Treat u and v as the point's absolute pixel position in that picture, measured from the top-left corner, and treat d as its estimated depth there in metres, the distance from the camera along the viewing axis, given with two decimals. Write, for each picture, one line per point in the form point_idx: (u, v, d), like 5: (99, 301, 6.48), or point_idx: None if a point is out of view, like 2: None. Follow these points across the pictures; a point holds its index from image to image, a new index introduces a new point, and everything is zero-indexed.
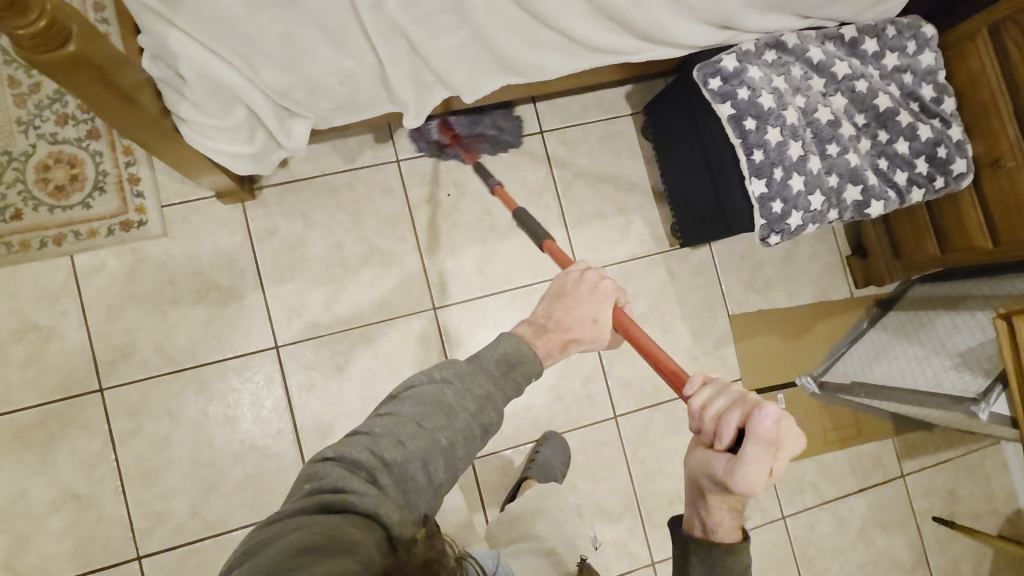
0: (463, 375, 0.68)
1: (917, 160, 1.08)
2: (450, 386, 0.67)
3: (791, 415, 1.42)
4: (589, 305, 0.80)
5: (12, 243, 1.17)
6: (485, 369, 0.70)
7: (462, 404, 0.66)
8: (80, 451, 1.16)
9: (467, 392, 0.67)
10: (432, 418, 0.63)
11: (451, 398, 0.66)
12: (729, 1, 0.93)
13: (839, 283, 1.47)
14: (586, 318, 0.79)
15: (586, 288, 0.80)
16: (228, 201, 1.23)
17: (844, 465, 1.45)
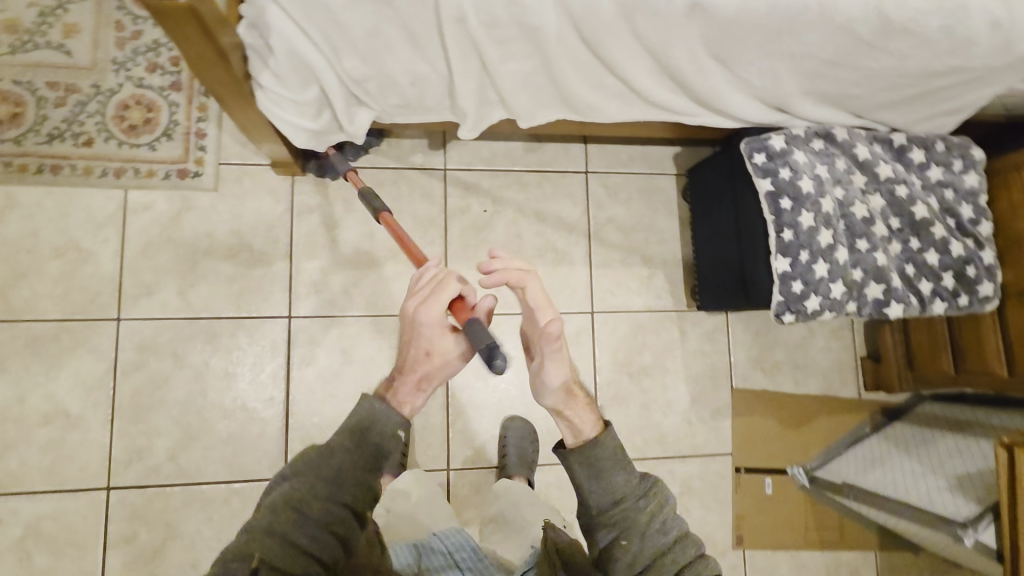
0: (313, 462, 0.67)
1: (944, 273, 1.09)
2: (299, 480, 0.65)
3: (775, 503, 1.40)
4: (418, 336, 0.72)
5: (76, 167, 1.24)
6: (336, 447, 0.68)
7: (320, 498, 0.65)
8: (83, 372, 1.20)
9: (321, 479, 0.66)
10: (282, 519, 0.62)
11: (300, 493, 0.64)
12: (788, 86, 0.97)
13: (848, 382, 1.46)
14: (421, 351, 0.72)
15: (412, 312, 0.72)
16: (281, 172, 1.30)
17: (820, 567, 1.41)
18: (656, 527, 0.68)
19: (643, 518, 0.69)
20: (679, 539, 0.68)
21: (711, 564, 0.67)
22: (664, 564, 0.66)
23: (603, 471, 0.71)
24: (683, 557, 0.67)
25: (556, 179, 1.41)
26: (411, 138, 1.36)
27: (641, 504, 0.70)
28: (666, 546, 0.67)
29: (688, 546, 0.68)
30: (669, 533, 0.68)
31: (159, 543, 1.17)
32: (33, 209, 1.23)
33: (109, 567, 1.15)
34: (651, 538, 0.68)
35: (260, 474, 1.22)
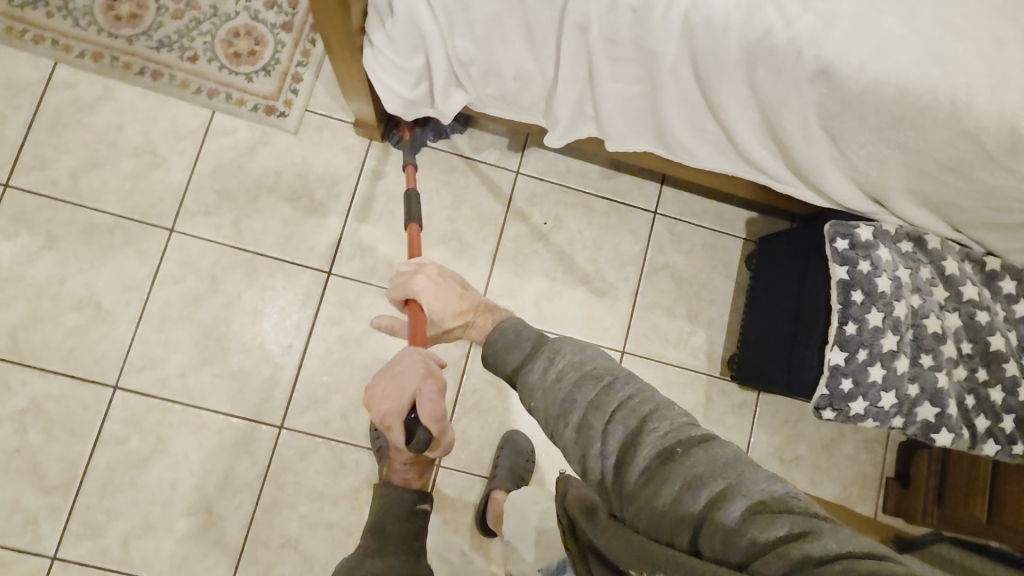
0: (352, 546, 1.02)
1: (1006, 415, 1.01)
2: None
3: None
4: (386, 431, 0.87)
5: (175, 78, 1.28)
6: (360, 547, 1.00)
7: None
8: (125, 270, 1.23)
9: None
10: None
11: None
12: (892, 178, 0.92)
13: (866, 499, 1.38)
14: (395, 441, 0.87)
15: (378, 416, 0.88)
16: (361, 133, 1.31)
17: None
18: (553, 381, 0.71)
19: (539, 377, 0.72)
20: (574, 381, 0.70)
21: (614, 389, 0.68)
22: (569, 415, 0.69)
23: (495, 346, 0.78)
24: (585, 397, 0.69)
25: (623, 211, 1.38)
26: (493, 134, 1.35)
27: (534, 365, 0.73)
28: (567, 396, 0.69)
29: (587, 385, 0.69)
30: (565, 382, 0.70)
31: (147, 453, 1.18)
32: (125, 106, 1.27)
33: (94, 462, 1.17)
34: (552, 396, 0.70)
35: (259, 416, 1.22)
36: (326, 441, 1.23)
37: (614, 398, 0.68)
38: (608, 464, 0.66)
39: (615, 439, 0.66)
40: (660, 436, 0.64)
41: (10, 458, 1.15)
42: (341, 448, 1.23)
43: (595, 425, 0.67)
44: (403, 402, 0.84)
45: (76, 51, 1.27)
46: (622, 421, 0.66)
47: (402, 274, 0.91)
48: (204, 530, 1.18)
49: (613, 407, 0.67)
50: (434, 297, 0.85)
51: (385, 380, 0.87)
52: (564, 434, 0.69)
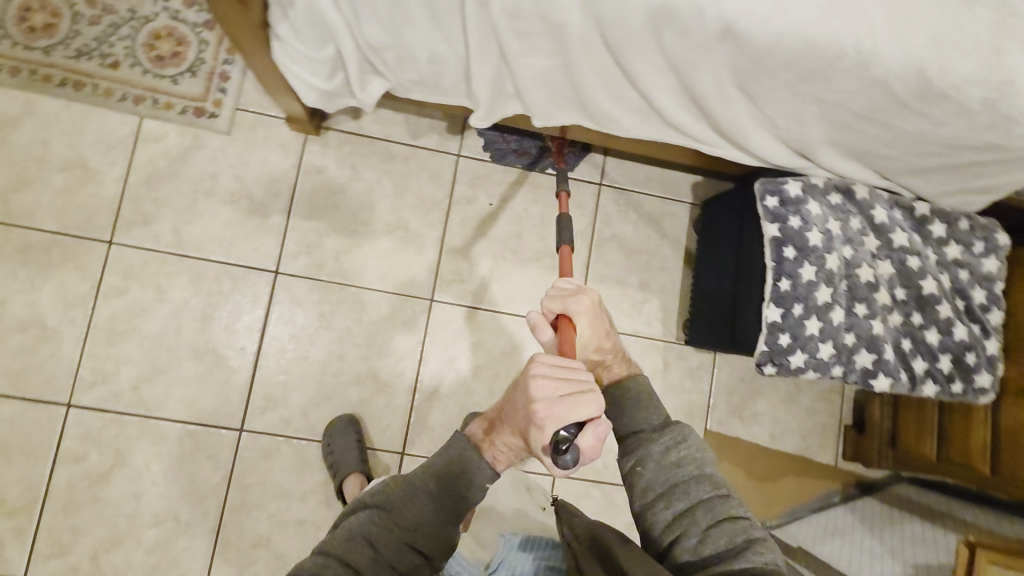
0: (411, 480, 0.71)
1: (942, 355, 1.04)
2: (380, 514, 0.69)
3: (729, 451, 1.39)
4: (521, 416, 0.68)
5: (99, 87, 1.25)
6: (424, 488, 0.70)
7: (396, 538, 0.68)
8: (67, 287, 1.21)
9: (403, 523, 0.68)
10: (358, 555, 0.66)
11: (375, 528, 0.68)
12: (812, 132, 0.93)
13: (826, 447, 1.42)
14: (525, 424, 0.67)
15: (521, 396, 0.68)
16: (295, 128, 1.29)
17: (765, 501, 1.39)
18: (669, 465, 0.72)
19: (659, 453, 0.73)
20: (695, 476, 0.71)
21: (732, 502, 0.70)
22: (675, 497, 0.70)
23: (620, 406, 0.78)
24: (699, 493, 0.70)
25: (568, 185, 1.38)
26: (430, 118, 1.34)
27: (659, 443, 0.74)
28: (681, 484, 0.71)
29: (706, 484, 0.71)
30: (685, 471, 0.72)
31: (108, 468, 1.18)
32: (49, 120, 1.24)
33: (55, 481, 1.16)
34: (667, 475, 0.72)
35: (218, 421, 1.22)
36: (287, 439, 1.24)
37: (728, 511, 0.69)
38: (694, 559, 0.66)
39: (714, 543, 0.66)
40: (756, 560, 0.64)
41: None
42: (303, 445, 1.24)
43: (699, 521, 0.68)
44: (576, 401, 0.65)
45: None
46: (728, 531, 0.67)
47: (564, 287, 0.83)
48: (174, 538, 1.18)
49: (722, 514, 0.69)
50: (590, 324, 0.81)
51: (561, 375, 0.67)
52: (661, 510, 0.70)
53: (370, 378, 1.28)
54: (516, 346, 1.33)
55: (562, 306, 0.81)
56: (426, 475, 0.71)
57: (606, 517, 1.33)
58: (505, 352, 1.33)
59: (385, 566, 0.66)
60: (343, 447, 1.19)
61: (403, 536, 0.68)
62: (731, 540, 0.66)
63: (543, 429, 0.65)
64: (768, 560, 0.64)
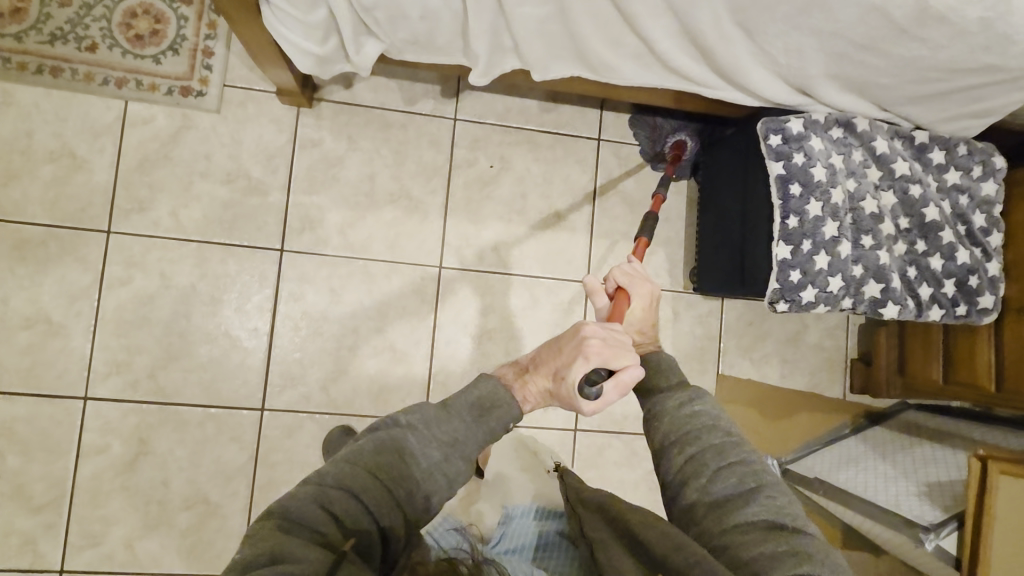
0: (446, 405, 0.69)
1: (946, 280, 1.06)
2: (413, 433, 0.65)
3: (743, 394, 1.43)
4: (565, 353, 0.74)
5: (78, 71, 1.21)
6: (459, 413, 0.69)
7: (427, 458, 0.65)
8: (68, 281, 1.19)
9: (437, 446, 0.65)
10: (389, 469, 0.62)
11: (411, 445, 0.65)
12: (813, 67, 0.93)
13: (834, 382, 1.46)
14: (568, 358, 0.73)
15: (569, 336, 0.76)
16: (287, 101, 1.26)
17: (781, 438, 1.43)
18: (684, 416, 0.72)
19: (675, 406, 0.74)
20: (710, 424, 0.71)
21: (743, 447, 0.68)
22: (689, 443, 0.69)
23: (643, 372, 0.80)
24: (711, 438, 0.69)
25: (568, 142, 1.38)
26: (423, 83, 1.32)
27: (674, 398, 0.75)
28: (693, 431, 0.70)
29: (719, 432, 0.70)
30: (698, 420, 0.71)
31: (131, 457, 1.18)
32: (30, 110, 1.20)
33: (80, 475, 1.16)
34: (681, 424, 0.71)
35: (238, 403, 1.22)
36: (309, 415, 1.25)
37: (743, 455, 0.67)
38: (704, 499, 0.65)
39: (723, 484, 0.65)
40: (772, 508, 0.62)
41: None
42: (326, 419, 1.25)
43: (708, 463, 0.67)
44: (619, 351, 0.72)
45: None
46: (738, 473, 0.65)
47: (634, 269, 0.90)
48: (206, 520, 1.19)
49: (734, 457, 0.67)
50: (644, 307, 0.87)
51: (611, 329, 0.75)
52: (674, 457, 0.69)
53: (387, 349, 1.29)
54: (528, 306, 1.34)
55: (625, 281, 0.88)
56: (462, 402, 0.70)
57: (628, 466, 1.36)
58: (518, 312, 1.34)
59: (415, 484, 0.63)
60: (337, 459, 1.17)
61: (437, 457, 0.65)
62: (742, 482, 0.64)
63: (586, 362, 0.71)
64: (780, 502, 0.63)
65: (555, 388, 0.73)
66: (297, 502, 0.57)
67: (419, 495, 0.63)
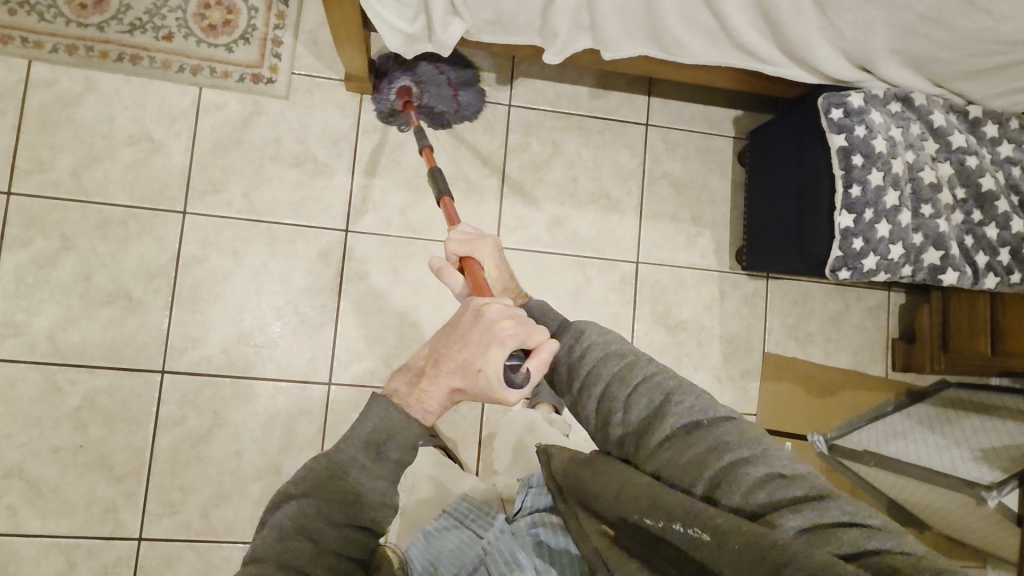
0: (332, 456, 0.69)
1: (1001, 249, 1.10)
2: (308, 503, 0.66)
3: (788, 373, 1.46)
4: (470, 346, 0.70)
5: (155, 59, 1.27)
6: (353, 460, 0.69)
7: (330, 522, 0.67)
8: (147, 258, 1.24)
9: (335, 505, 0.67)
10: (297, 550, 0.64)
11: (308, 517, 0.66)
12: (877, 40, 0.97)
13: (877, 360, 1.49)
14: (476, 348, 0.69)
15: (466, 325, 0.71)
16: (351, 88, 1.32)
17: (826, 416, 1.47)
18: (577, 357, 0.76)
19: (569, 355, 0.77)
20: (603, 357, 0.74)
21: (639, 365, 0.72)
22: (595, 385, 0.73)
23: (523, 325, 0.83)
24: (609, 371, 0.73)
25: (617, 127, 1.43)
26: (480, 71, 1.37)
27: (564, 343, 0.78)
28: (592, 369, 0.74)
29: (614, 359, 0.73)
30: (593, 357, 0.74)
31: (206, 428, 1.22)
32: (111, 96, 1.26)
33: (158, 445, 1.21)
34: (581, 369, 0.74)
35: (307, 377, 1.27)
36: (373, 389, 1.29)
37: (643, 375, 0.71)
38: (629, 431, 0.69)
39: (638, 408, 0.69)
40: (687, 411, 0.67)
41: (76, 454, 1.19)
42: None
43: (618, 395, 0.71)
44: (526, 325, 0.70)
45: (49, 46, 1.24)
46: (645, 394, 0.70)
47: (466, 234, 0.92)
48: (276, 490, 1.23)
49: (635, 380, 0.71)
50: (494, 265, 0.92)
51: (507, 306, 0.72)
52: (587, 403, 0.73)
53: None
54: (580, 286, 1.39)
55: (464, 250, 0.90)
56: (353, 446, 0.69)
57: None
58: (570, 292, 1.39)
59: (327, 553, 0.66)
60: None
61: (340, 518, 0.67)
62: (651, 402, 0.69)
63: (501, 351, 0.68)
64: (690, 406, 0.68)
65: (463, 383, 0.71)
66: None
67: (335, 559, 0.66)
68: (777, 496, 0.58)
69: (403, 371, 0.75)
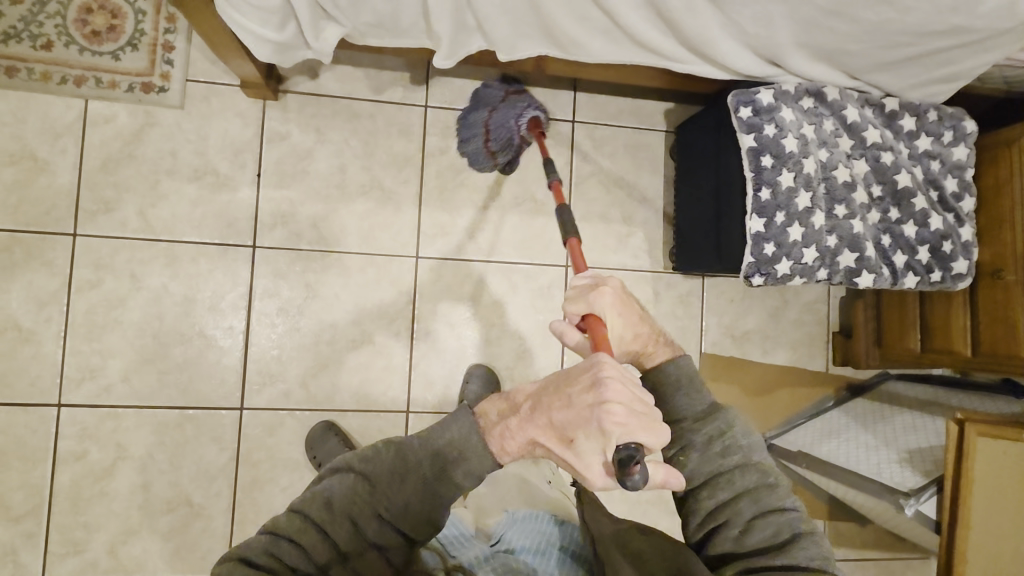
0: (402, 447, 0.65)
1: (920, 247, 1.07)
2: (364, 485, 0.63)
3: (726, 372, 1.43)
4: (571, 415, 0.59)
5: (34, 71, 1.18)
6: (420, 462, 0.64)
7: (379, 511, 0.63)
8: (36, 286, 1.16)
9: (390, 499, 0.63)
10: (338, 524, 0.62)
11: (360, 496, 0.63)
12: (780, 34, 0.92)
13: (817, 355, 1.46)
14: (578, 421, 0.58)
15: (575, 390, 0.60)
16: (251, 94, 1.24)
17: (764, 413, 1.44)
18: (714, 454, 0.71)
19: (705, 442, 0.72)
20: (742, 464, 0.71)
21: (778, 492, 0.69)
22: (723, 486, 0.70)
23: (661, 390, 0.76)
24: (745, 483, 0.69)
25: None
26: (391, 71, 1.30)
27: (704, 430, 0.73)
28: (726, 472, 0.70)
29: (753, 473, 0.70)
30: (729, 460, 0.71)
31: (110, 462, 1.17)
32: None
33: (59, 482, 1.15)
34: (712, 464, 0.71)
35: (216, 403, 1.21)
36: (290, 411, 1.23)
37: (775, 501, 0.69)
38: (735, 546, 0.67)
39: (757, 533, 0.67)
40: (803, 554, 0.65)
41: None
42: (307, 416, 1.24)
43: (741, 511, 0.68)
44: (644, 421, 0.57)
45: None
46: (770, 523, 0.67)
47: (585, 287, 0.76)
48: (188, 521, 1.19)
49: (767, 505, 0.68)
50: (624, 316, 0.75)
51: (631, 385, 0.59)
52: (706, 498, 0.70)
53: (365, 342, 1.27)
54: (506, 294, 1.33)
55: (591, 303, 0.73)
56: (425, 449, 0.64)
57: None
58: (496, 300, 1.33)
59: (364, 537, 0.63)
60: (328, 449, 1.17)
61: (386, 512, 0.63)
62: (777, 533, 0.66)
63: (604, 440, 0.56)
64: (812, 551, 0.65)
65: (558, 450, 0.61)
66: (252, 550, 0.60)
67: (368, 544, 0.63)
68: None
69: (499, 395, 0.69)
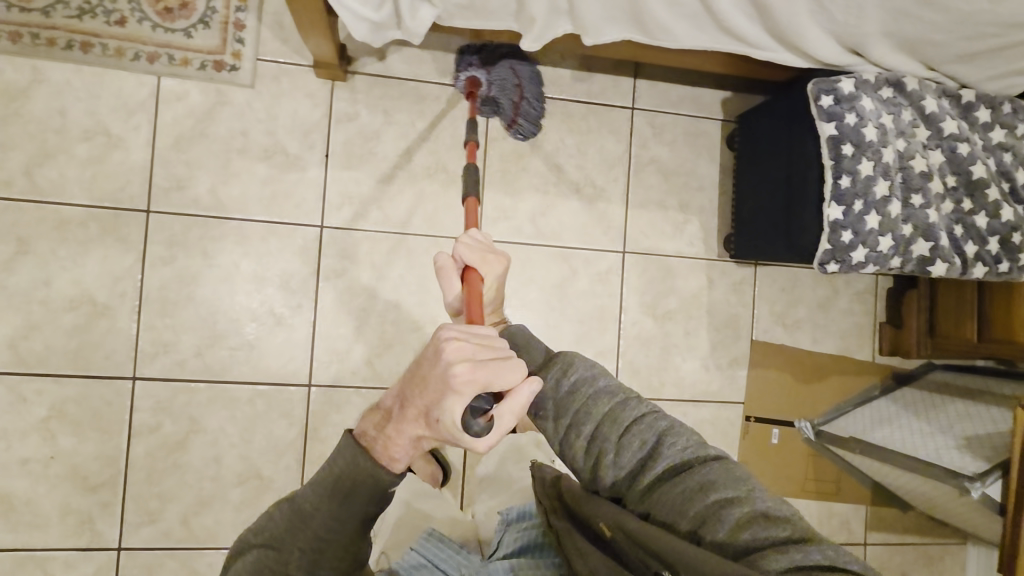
0: (293, 504, 0.66)
1: (991, 238, 1.08)
2: (269, 551, 0.65)
3: (775, 359, 1.45)
4: (430, 392, 0.59)
5: (108, 46, 1.18)
6: (312, 505, 0.65)
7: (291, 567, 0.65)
8: (111, 260, 1.18)
9: (297, 552, 0.65)
10: None
11: (271, 561, 0.65)
12: (869, 23, 0.93)
13: (864, 344, 1.48)
14: (435, 395, 0.59)
15: (426, 366, 0.60)
16: (321, 75, 1.25)
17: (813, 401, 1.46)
18: (565, 393, 0.73)
19: (553, 388, 0.74)
20: (591, 394, 0.72)
21: (630, 406, 0.70)
22: (584, 424, 0.70)
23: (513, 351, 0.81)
24: (601, 409, 0.70)
25: (602, 112, 1.37)
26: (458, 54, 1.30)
27: (548, 376, 0.75)
28: (581, 407, 0.71)
29: (604, 399, 0.71)
30: (581, 395, 0.72)
31: (183, 435, 1.19)
32: (61, 87, 1.17)
33: (133, 453, 1.17)
34: (567, 405, 0.72)
35: (286, 379, 1.23)
36: (357, 390, 1.26)
37: (631, 414, 0.69)
38: (619, 471, 0.67)
39: (629, 453, 0.67)
40: (676, 450, 0.66)
41: (47, 466, 1.15)
42: (372, 394, 1.26)
43: (608, 436, 0.68)
44: (492, 367, 0.59)
45: None
46: (636, 433, 0.68)
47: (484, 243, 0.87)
48: (259, 494, 1.21)
49: (627, 420, 0.69)
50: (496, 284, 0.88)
51: (474, 341, 0.61)
52: (576, 440, 0.70)
53: (429, 323, 1.29)
54: (566, 278, 1.35)
55: (475, 259, 0.84)
56: (312, 491, 0.65)
57: None
58: (556, 285, 1.35)
59: None
60: None
61: (299, 564, 0.65)
62: (642, 445, 0.67)
63: (459, 397, 0.57)
64: (679, 447, 0.66)
65: (433, 431, 0.61)
66: None
67: None
68: (764, 541, 0.56)
69: (375, 406, 0.67)
